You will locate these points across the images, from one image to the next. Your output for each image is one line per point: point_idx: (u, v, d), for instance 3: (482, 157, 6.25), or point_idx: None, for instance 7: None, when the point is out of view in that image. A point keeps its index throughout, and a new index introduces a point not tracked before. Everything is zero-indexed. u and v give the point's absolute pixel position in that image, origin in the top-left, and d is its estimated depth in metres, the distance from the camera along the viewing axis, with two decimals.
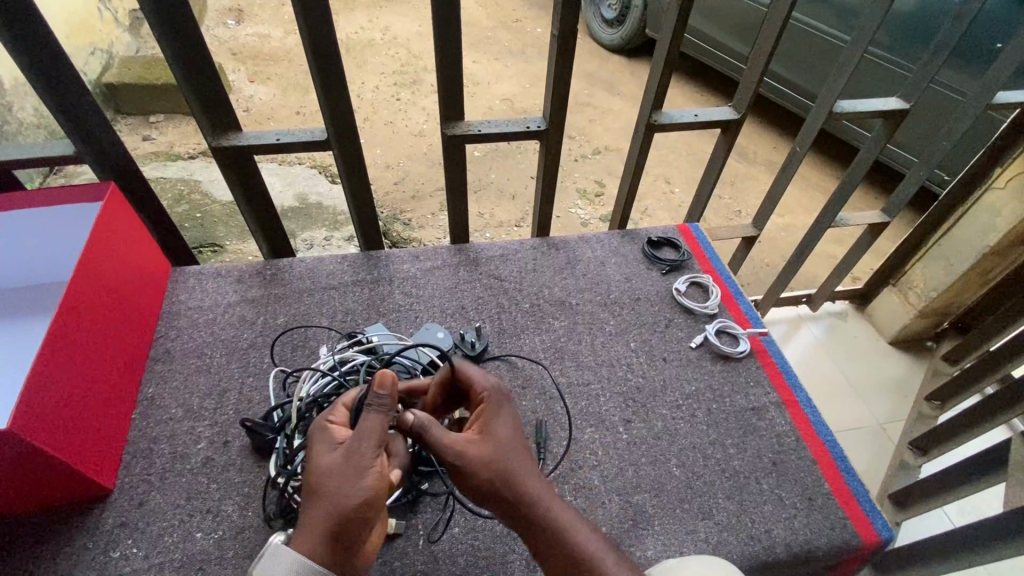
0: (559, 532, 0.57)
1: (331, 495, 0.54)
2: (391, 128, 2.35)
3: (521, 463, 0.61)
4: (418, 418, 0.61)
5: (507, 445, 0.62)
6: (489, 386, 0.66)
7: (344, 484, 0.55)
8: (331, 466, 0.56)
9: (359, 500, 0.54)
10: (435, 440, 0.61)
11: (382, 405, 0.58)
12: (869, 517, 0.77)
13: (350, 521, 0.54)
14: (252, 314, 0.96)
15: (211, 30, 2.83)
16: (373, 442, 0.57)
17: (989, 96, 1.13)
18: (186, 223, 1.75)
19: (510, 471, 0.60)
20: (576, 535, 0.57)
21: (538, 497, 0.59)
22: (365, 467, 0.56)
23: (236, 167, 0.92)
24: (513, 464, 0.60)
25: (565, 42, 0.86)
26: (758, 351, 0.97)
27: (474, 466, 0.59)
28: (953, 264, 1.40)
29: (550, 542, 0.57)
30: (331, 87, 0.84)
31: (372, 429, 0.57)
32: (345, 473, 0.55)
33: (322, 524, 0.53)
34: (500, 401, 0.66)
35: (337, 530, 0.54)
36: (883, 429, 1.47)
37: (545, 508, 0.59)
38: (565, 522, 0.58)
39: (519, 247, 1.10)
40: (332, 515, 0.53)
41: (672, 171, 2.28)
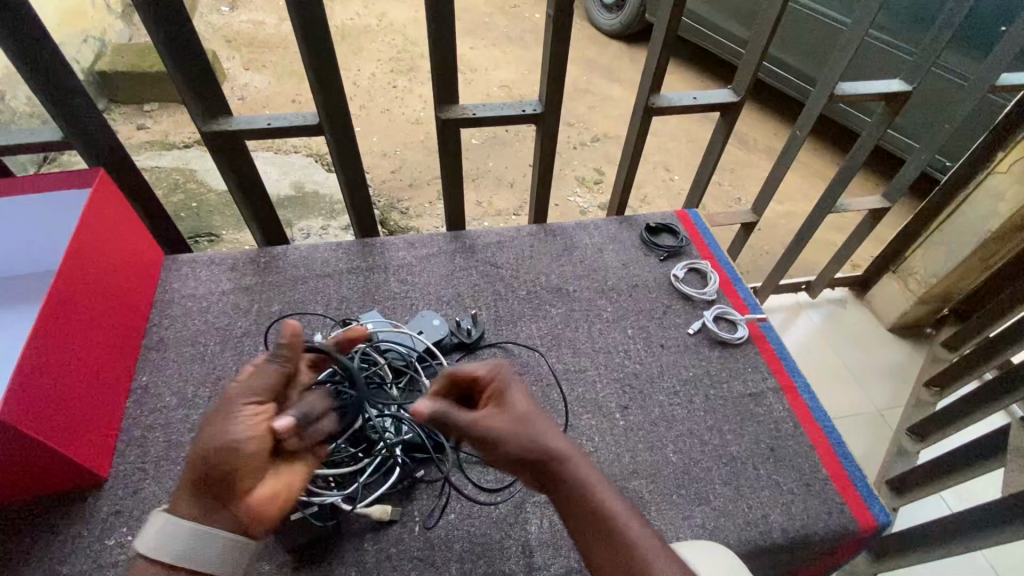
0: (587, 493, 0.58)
1: (201, 443, 0.56)
2: (387, 115, 2.32)
3: (544, 429, 0.61)
4: (433, 409, 0.61)
5: (527, 414, 0.62)
6: (496, 368, 0.65)
7: (212, 431, 0.57)
8: (212, 416, 0.59)
9: (218, 446, 0.55)
10: (458, 421, 0.61)
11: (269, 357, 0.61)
12: (867, 502, 0.77)
13: (215, 471, 0.55)
14: (246, 302, 0.95)
15: (205, 17, 2.78)
16: (242, 391, 0.59)
17: (992, 77, 1.12)
18: (182, 213, 1.73)
19: (535, 437, 0.60)
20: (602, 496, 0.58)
21: (562, 459, 0.59)
22: (231, 415, 0.57)
23: (227, 153, 0.90)
24: (537, 430, 0.61)
25: (561, 23, 0.84)
26: (756, 337, 0.96)
27: (501, 439, 0.60)
28: (955, 250, 1.39)
29: (582, 496, 0.58)
30: (321, 70, 0.82)
31: (247, 381, 0.60)
32: (214, 422, 0.57)
33: (193, 472, 0.56)
34: (510, 373, 0.66)
35: (205, 479, 0.56)
36: (882, 415, 1.47)
37: (572, 470, 0.59)
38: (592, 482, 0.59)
39: (516, 233, 1.09)
40: (196, 462, 0.56)
41: (672, 159, 2.26)
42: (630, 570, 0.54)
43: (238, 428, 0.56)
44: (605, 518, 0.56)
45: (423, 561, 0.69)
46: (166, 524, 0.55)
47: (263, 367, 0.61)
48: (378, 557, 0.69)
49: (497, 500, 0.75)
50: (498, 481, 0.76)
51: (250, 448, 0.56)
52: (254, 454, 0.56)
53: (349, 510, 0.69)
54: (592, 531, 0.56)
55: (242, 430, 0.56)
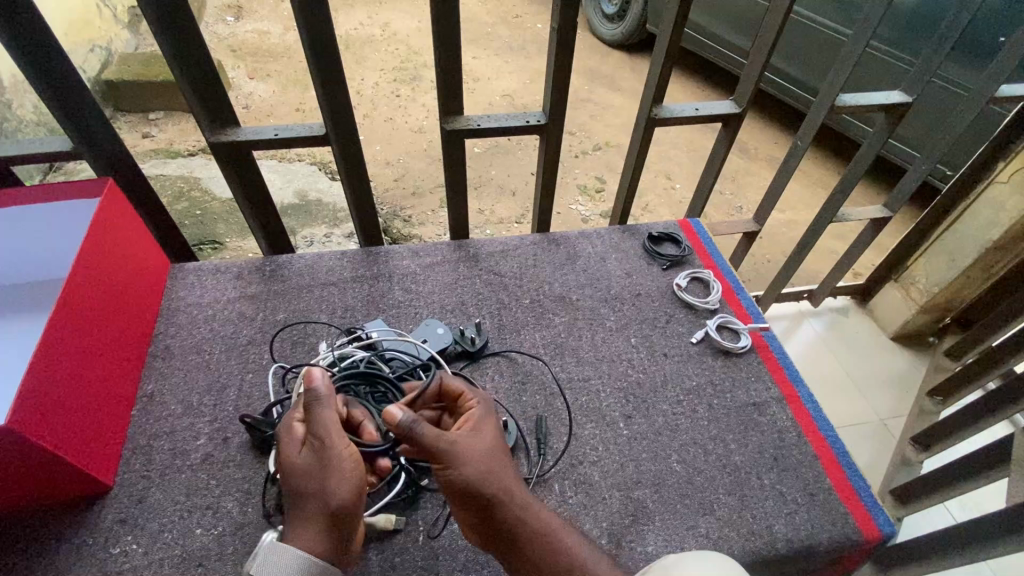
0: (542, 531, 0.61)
1: (313, 491, 0.58)
2: (390, 124, 2.34)
3: (506, 468, 0.63)
4: (408, 416, 0.58)
5: (497, 446, 0.65)
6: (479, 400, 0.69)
7: (327, 481, 0.58)
8: (302, 467, 0.60)
9: (345, 490, 0.59)
10: (425, 439, 0.59)
11: (332, 404, 0.61)
12: (871, 513, 0.77)
13: (344, 513, 0.59)
14: (251, 310, 0.96)
15: (210, 27, 2.82)
16: (334, 436, 0.60)
17: (992, 89, 1.12)
18: (186, 221, 1.74)
19: (497, 471, 0.62)
20: (557, 536, 0.61)
21: (522, 498, 0.62)
22: (337, 463, 0.59)
23: (234, 162, 0.91)
24: (497, 468, 0.62)
25: (564, 36, 0.85)
26: (759, 346, 0.96)
27: (464, 468, 0.60)
28: (957, 259, 1.39)
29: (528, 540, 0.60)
30: (329, 82, 0.84)
31: (334, 430, 0.60)
32: (319, 471, 0.59)
33: (312, 517, 0.58)
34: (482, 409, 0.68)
35: (331, 520, 0.58)
36: (885, 424, 1.46)
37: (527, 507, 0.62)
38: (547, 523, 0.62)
39: (519, 242, 1.10)
40: (325, 510, 0.58)
41: (673, 167, 2.27)
42: None
43: (356, 472, 0.60)
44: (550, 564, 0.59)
45: (428, 571, 0.69)
46: (300, 568, 0.55)
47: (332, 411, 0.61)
48: (382, 567, 0.69)
49: None
50: None
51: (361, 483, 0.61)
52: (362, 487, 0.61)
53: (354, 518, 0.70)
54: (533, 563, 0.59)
55: (360, 472, 0.61)
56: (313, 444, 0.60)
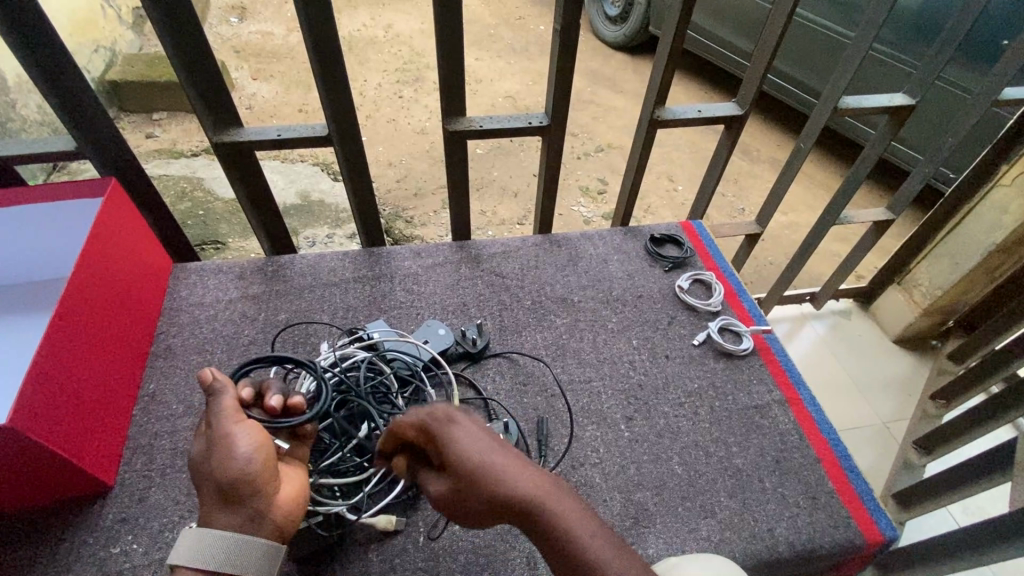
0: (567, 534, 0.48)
1: (203, 469, 0.58)
2: (393, 125, 2.35)
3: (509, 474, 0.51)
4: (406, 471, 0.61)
5: (478, 448, 0.52)
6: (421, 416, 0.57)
7: (212, 460, 0.58)
8: (198, 450, 0.60)
9: (235, 468, 0.57)
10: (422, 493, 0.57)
11: (223, 386, 0.61)
12: (873, 516, 0.76)
13: (238, 489, 0.57)
14: (253, 311, 0.96)
15: (214, 27, 2.82)
16: (224, 415, 0.60)
17: (996, 91, 1.12)
18: (189, 221, 1.75)
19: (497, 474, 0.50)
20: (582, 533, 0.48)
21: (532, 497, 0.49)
22: (219, 440, 0.58)
23: (236, 163, 0.92)
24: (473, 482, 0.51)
25: (568, 36, 0.85)
26: (761, 349, 0.96)
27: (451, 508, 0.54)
28: (960, 262, 1.39)
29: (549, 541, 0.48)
30: (331, 82, 0.84)
31: (223, 409, 0.60)
32: (207, 450, 0.58)
33: (207, 495, 0.57)
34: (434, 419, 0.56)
35: (224, 498, 0.57)
36: (887, 427, 1.46)
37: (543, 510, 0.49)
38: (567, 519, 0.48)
39: (521, 243, 1.10)
40: (219, 488, 0.57)
41: (675, 169, 2.27)
42: None
43: (246, 444, 0.59)
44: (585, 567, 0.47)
45: (428, 573, 0.69)
46: (191, 544, 0.54)
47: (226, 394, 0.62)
48: (382, 568, 0.69)
49: None
50: None
51: (259, 458, 0.59)
52: (263, 462, 0.59)
53: (354, 519, 0.70)
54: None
55: (252, 445, 0.59)
56: (207, 428, 0.61)
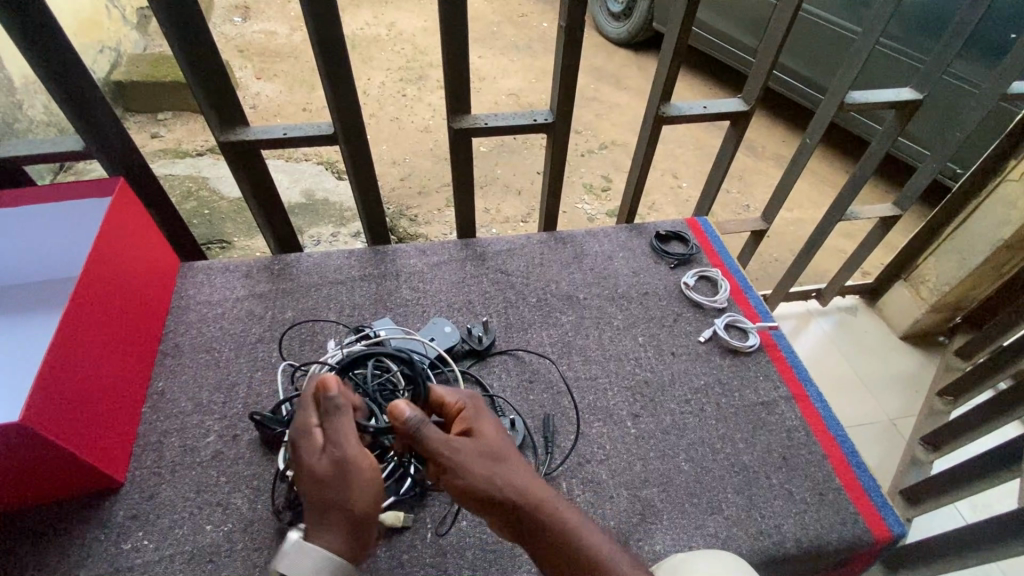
0: (570, 533, 0.57)
1: (337, 492, 0.56)
2: (397, 123, 2.35)
3: (529, 480, 0.59)
4: (415, 414, 0.57)
5: (497, 448, 0.61)
6: (465, 397, 0.65)
7: (348, 487, 0.56)
8: (324, 467, 0.57)
9: (370, 496, 0.56)
10: (432, 440, 0.57)
11: (346, 406, 0.59)
12: (881, 513, 0.76)
13: (367, 518, 0.56)
14: (260, 309, 0.97)
15: (217, 27, 2.83)
16: (353, 439, 0.58)
17: (1005, 85, 1.11)
18: (194, 220, 1.75)
19: (511, 476, 0.59)
20: (584, 537, 0.57)
21: (542, 498, 0.58)
22: (360, 464, 0.57)
23: (243, 162, 0.92)
24: (506, 467, 0.59)
25: (572, 33, 0.85)
26: (768, 345, 0.96)
27: (466, 470, 0.57)
28: (967, 257, 1.38)
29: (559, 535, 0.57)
30: (337, 81, 0.84)
31: (350, 432, 0.58)
32: (343, 472, 0.56)
33: (335, 517, 0.55)
34: (479, 405, 0.65)
35: (352, 524, 0.56)
36: (894, 424, 1.45)
37: (552, 509, 0.58)
38: (571, 518, 0.58)
39: (526, 241, 1.10)
40: (349, 516, 0.56)
41: (680, 166, 2.26)
42: None
43: (374, 473, 0.58)
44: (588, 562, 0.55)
45: (435, 568, 0.69)
46: (332, 569, 0.54)
47: (348, 414, 0.59)
48: (391, 565, 0.69)
49: None
50: None
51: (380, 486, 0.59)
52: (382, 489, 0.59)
53: None
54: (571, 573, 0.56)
55: (378, 473, 0.58)
56: (331, 448, 0.57)
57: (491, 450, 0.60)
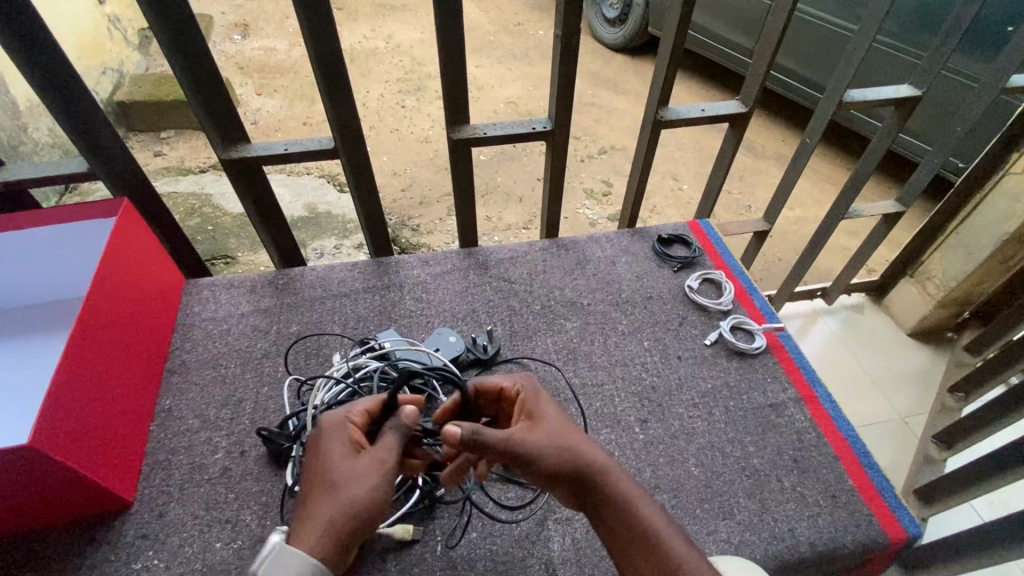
0: (632, 509, 0.58)
1: (359, 498, 0.56)
2: (397, 135, 2.36)
3: (587, 458, 0.61)
4: (466, 428, 0.59)
5: (557, 427, 0.62)
6: (523, 380, 0.69)
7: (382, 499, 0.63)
8: (356, 471, 0.58)
9: None
10: (493, 439, 0.59)
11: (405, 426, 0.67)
12: (896, 514, 0.75)
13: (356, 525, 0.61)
14: (265, 324, 0.97)
15: (218, 45, 2.86)
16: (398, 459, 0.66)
17: (1003, 79, 1.11)
18: (198, 237, 1.77)
19: (573, 451, 0.61)
20: (644, 510, 0.59)
21: (600, 470, 0.60)
22: (387, 478, 0.59)
23: (246, 179, 0.93)
24: (570, 443, 0.61)
25: (568, 41, 0.85)
26: (775, 347, 0.95)
27: (534, 450, 0.60)
28: (973, 252, 1.37)
29: (620, 506, 0.59)
30: (337, 95, 0.85)
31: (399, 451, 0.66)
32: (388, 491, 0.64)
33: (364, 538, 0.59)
34: (535, 389, 0.68)
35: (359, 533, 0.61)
36: (906, 422, 1.44)
37: (608, 483, 0.60)
38: (629, 492, 0.59)
39: (528, 248, 1.10)
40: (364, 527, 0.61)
41: (680, 168, 2.27)
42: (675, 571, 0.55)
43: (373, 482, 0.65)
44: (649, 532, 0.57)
45: None
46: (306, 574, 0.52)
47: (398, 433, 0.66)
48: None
49: (518, 518, 0.74)
50: (518, 498, 0.76)
51: None
52: None
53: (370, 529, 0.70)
54: (639, 548, 0.57)
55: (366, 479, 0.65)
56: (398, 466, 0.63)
57: (548, 423, 0.63)
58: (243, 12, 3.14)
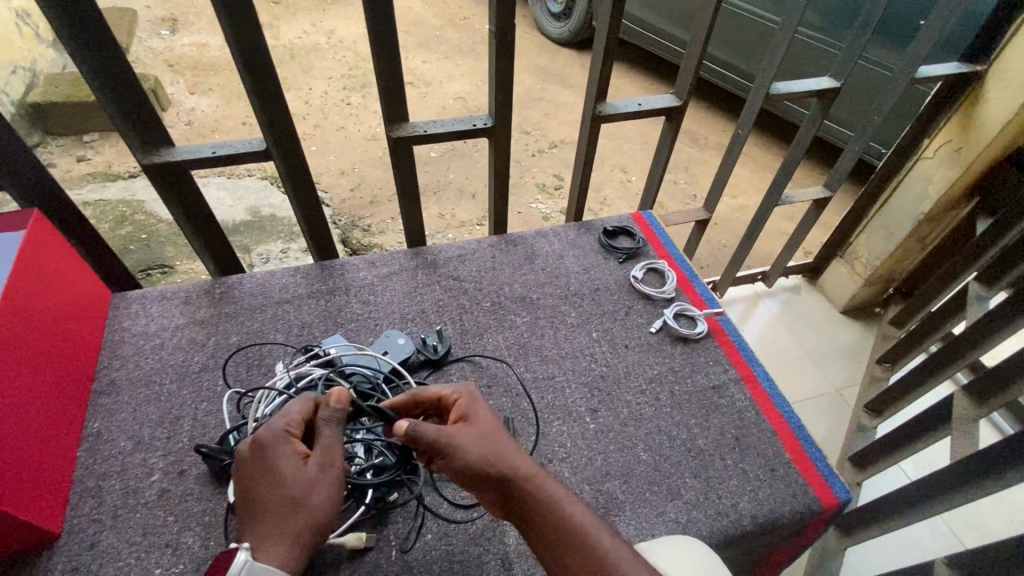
0: (557, 511, 0.58)
1: (320, 495, 0.58)
2: (343, 133, 2.30)
3: (512, 458, 0.61)
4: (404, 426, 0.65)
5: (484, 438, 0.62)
6: (461, 388, 0.69)
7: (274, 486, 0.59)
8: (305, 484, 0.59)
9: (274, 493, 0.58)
10: (426, 435, 0.63)
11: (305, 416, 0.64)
12: (828, 481, 0.80)
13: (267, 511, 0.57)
14: (202, 336, 0.93)
15: (144, 42, 2.69)
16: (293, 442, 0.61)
17: (913, 70, 1.18)
18: (131, 246, 1.66)
19: (499, 458, 0.61)
20: (568, 508, 0.58)
21: (526, 476, 0.60)
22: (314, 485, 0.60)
23: (172, 184, 0.88)
24: (499, 450, 0.62)
25: (503, 34, 0.84)
26: (715, 330, 0.99)
27: (463, 453, 0.61)
28: (894, 232, 1.47)
29: (546, 513, 0.58)
30: (264, 94, 0.81)
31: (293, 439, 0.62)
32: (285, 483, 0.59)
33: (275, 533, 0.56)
34: (474, 396, 0.68)
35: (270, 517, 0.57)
36: (840, 393, 1.53)
37: (536, 489, 0.59)
38: (555, 495, 0.59)
39: (477, 245, 1.10)
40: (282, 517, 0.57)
41: (628, 160, 2.31)
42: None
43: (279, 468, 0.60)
44: (574, 534, 0.56)
45: None
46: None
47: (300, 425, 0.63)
48: None
49: (472, 517, 0.74)
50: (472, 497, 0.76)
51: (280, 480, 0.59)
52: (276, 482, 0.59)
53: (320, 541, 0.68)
54: (566, 554, 0.56)
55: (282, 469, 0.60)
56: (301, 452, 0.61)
57: (480, 430, 0.64)
58: (171, 5, 2.96)
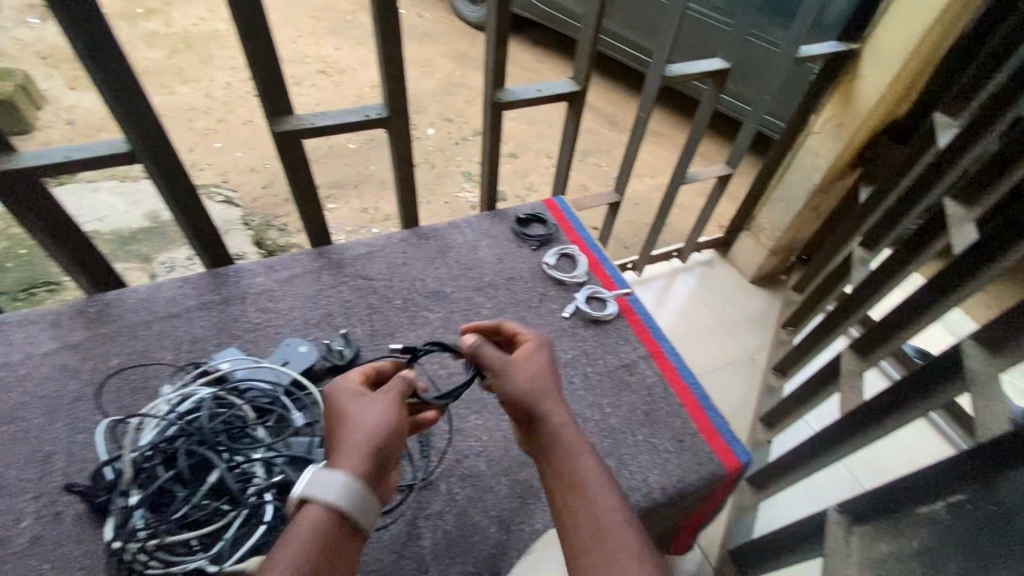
0: (571, 459, 0.56)
1: (364, 489, 0.50)
2: (252, 127, 2.15)
3: (544, 402, 0.60)
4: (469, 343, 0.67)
5: (537, 373, 0.63)
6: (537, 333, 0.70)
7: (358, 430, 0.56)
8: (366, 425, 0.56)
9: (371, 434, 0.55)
10: (486, 355, 0.65)
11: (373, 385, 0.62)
12: (731, 445, 0.84)
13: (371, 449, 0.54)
14: (76, 361, 0.83)
15: (8, 31, 2.37)
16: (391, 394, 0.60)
17: (795, 50, 1.24)
18: (5, 264, 1.48)
19: (538, 395, 0.61)
20: (582, 460, 0.56)
21: (554, 420, 0.59)
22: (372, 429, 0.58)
23: (18, 195, 0.77)
24: (544, 387, 0.62)
25: (385, 19, 0.80)
26: (626, 310, 1.01)
27: (510, 377, 0.62)
28: (791, 204, 1.57)
29: (561, 457, 0.56)
30: (119, 91, 0.72)
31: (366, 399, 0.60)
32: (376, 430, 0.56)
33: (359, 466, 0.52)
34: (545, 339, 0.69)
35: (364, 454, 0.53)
36: (751, 358, 1.63)
37: (556, 432, 0.58)
38: (573, 444, 0.57)
39: (386, 241, 1.06)
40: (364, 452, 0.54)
41: (551, 145, 2.32)
42: (592, 534, 0.50)
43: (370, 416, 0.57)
44: (577, 483, 0.54)
45: None
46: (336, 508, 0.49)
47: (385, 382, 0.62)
48: None
49: (385, 523, 0.72)
50: (385, 503, 0.73)
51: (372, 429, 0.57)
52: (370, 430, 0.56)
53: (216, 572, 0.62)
54: (567, 499, 0.53)
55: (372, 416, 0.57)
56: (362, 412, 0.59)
57: (533, 364, 0.64)
58: None
